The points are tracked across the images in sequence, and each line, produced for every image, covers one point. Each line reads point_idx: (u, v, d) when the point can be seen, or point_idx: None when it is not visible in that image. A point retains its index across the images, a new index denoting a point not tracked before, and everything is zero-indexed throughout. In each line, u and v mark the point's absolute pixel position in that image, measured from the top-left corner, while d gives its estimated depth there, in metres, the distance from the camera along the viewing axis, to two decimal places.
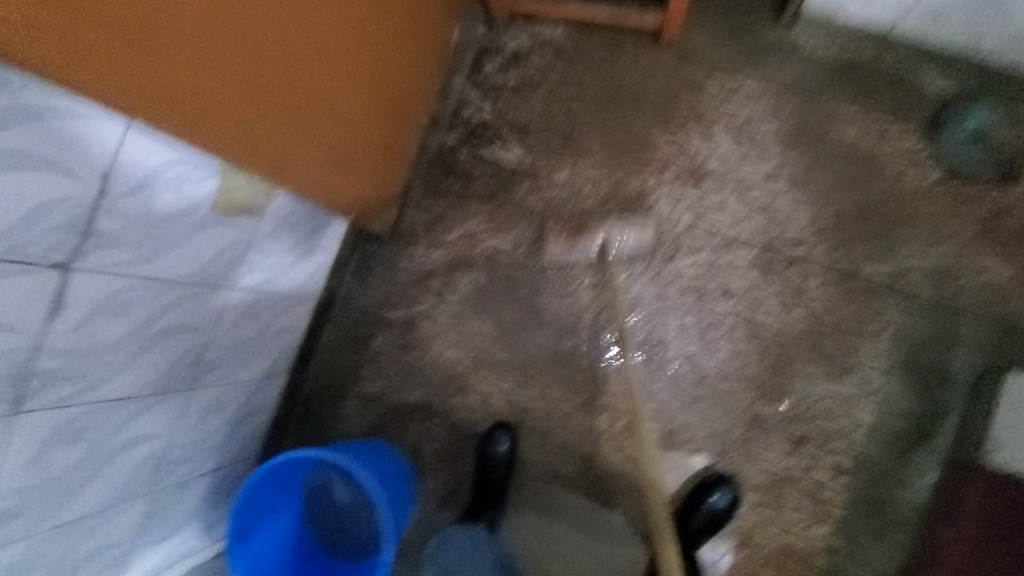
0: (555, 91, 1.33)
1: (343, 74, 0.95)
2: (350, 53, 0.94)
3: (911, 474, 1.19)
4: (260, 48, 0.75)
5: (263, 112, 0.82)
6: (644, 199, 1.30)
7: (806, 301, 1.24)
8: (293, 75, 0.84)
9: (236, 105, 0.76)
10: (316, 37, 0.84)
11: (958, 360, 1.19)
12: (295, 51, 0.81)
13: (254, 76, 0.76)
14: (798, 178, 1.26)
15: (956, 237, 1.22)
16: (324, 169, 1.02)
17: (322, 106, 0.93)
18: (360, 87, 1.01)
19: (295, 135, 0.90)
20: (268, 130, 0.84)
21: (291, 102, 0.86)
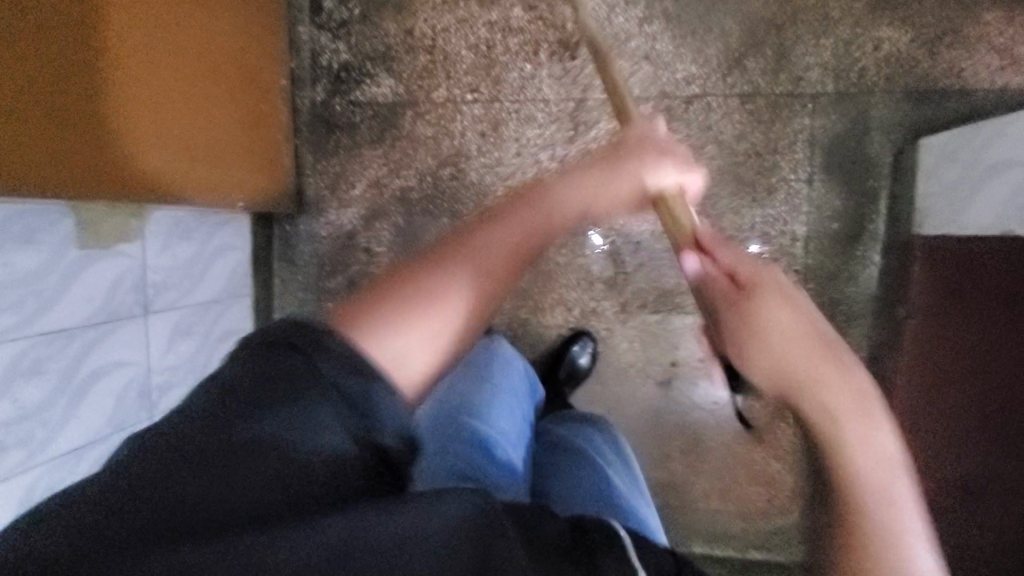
0: (403, 7, 1.26)
1: (149, 60, 0.91)
2: (145, 36, 0.90)
3: (856, 268, 1.19)
4: (28, 80, 0.74)
5: (66, 130, 0.80)
6: (527, 88, 1.25)
7: (714, 136, 1.21)
8: (83, 82, 0.81)
9: (37, 143, 0.76)
10: (88, 31, 0.81)
11: (876, 144, 1.16)
12: (67, 60, 0.79)
13: (36, 106, 0.76)
14: (672, 12, 1.19)
15: (846, 18, 1.15)
16: (189, 165, 1.00)
17: (142, 101, 0.91)
18: (181, 65, 0.97)
19: (126, 141, 0.89)
20: (88, 146, 0.83)
21: (97, 112, 0.84)
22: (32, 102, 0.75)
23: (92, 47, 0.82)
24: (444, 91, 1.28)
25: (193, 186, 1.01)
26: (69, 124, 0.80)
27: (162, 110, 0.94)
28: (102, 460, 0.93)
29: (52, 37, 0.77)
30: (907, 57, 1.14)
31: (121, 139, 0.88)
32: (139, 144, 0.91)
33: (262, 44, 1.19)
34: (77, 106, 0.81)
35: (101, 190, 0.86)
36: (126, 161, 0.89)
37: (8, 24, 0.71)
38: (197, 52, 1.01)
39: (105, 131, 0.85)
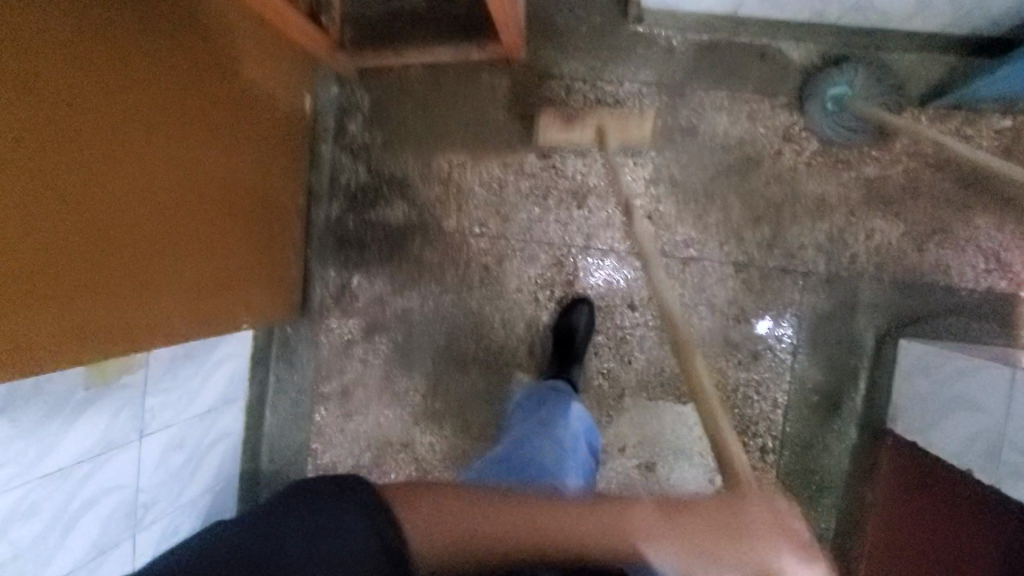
0: (424, 139, 1.32)
1: (177, 209, 0.96)
2: (176, 189, 0.95)
3: (833, 441, 1.23)
4: (74, 253, 0.80)
5: (97, 291, 0.84)
6: (533, 229, 1.30)
7: (707, 299, 1.25)
8: (121, 244, 0.87)
9: (74, 310, 0.81)
10: (126, 198, 0.86)
11: (860, 326, 1.21)
12: (109, 227, 0.84)
13: (77, 275, 0.81)
14: (678, 178, 1.24)
15: (842, 206, 1.20)
16: (201, 299, 1.05)
17: (166, 249, 0.96)
18: (205, 206, 1.03)
19: (148, 289, 0.93)
20: (114, 301, 0.87)
21: (129, 268, 0.89)
22: (70, 272, 0.80)
23: (128, 210, 0.87)
24: (454, 222, 1.33)
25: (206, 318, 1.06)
26: (99, 286, 0.84)
27: (183, 252, 0.99)
28: None
29: (101, 210, 0.82)
30: (897, 249, 1.19)
31: (144, 288, 0.92)
32: (159, 290, 0.96)
33: (285, 165, 1.25)
34: (108, 267, 0.85)
35: (121, 341, 0.90)
36: (147, 308, 0.94)
37: (58, 211, 0.76)
38: (221, 191, 1.06)
39: (130, 283, 0.90)
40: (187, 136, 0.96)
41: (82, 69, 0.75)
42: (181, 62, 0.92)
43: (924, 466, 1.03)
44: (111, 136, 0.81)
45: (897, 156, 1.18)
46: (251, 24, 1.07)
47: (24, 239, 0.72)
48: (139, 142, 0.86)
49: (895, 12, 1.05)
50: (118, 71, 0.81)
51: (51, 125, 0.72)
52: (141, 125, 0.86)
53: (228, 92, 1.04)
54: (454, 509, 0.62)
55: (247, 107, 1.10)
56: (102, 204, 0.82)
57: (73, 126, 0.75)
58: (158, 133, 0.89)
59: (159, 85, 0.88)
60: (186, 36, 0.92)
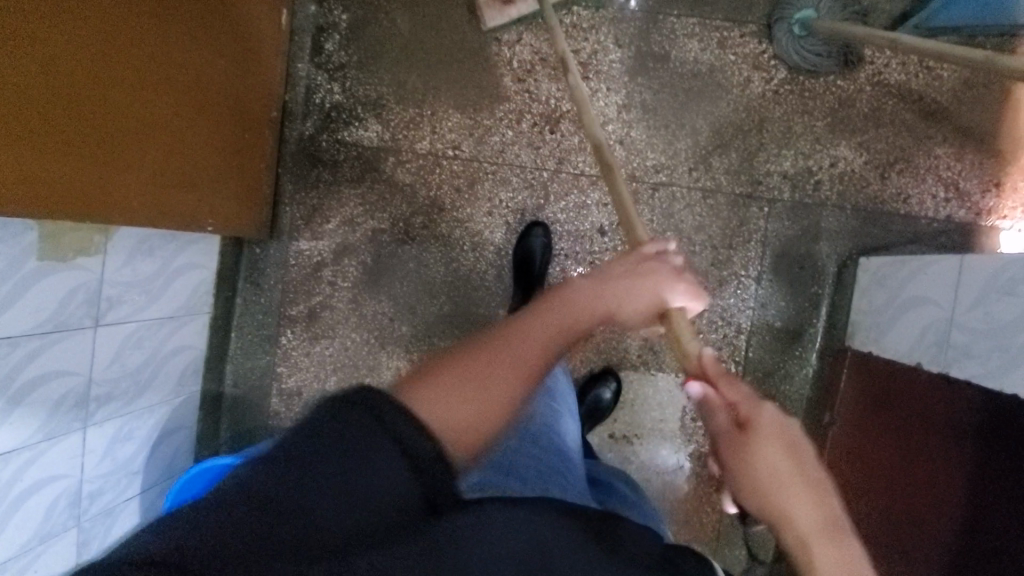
0: (399, 61, 1.33)
1: (133, 80, 0.92)
2: (131, 56, 0.90)
3: (793, 368, 1.25)
4: (48, 106, 0.79)
5: (39, 146, 0.80)
6: (505, 153, 1.31)
7: (676, 224, 1.26)
8: (93, 111, 0.86)
9: (39, 166, 0.81)
10: (75, 52, 0.81)
11: (823, 253, 1.23)
12: (83, 89, 0.84)
13: (46, 130, 0.80)
14: (649, 104, 1.26)
15: (806, 134, 1.22)
16: (156, 184, 1.01)
17: (119, 122, 0.91)
18: (165, 85, 0.98)
19: (96, 158, 0.89)
20: (59, 162, 0.83)
21: (98, 137, 0.88)
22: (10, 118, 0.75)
23: (77, 65, 0.82)
24: (427, 144, 1.33)
25: (159, 206, 1.02)
26: (41, 141, 0.80)
27: (138, 129, 0.95)
28: (27, 466, 0.94)
29: (76, 70, 0.82)
30: (859, 177, 1.22)
31: (93, 157, 0.88)
32: (109, 163, 0.91)
33: (251, 66, 1.21)
34: (77, 131, 0.85)
35: (76, 210, 0.88)
36: (95, 179, 0.90)
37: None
38: (182, 73, 1.01)
39: (79, 148, 0.86)
40: (161, 16, 0.94)
41: None
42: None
43: (874, 370, 1.07)
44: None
45: (860, 84, 1.21)
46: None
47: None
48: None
49: None
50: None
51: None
52: None
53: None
54: (430, 383, 0.53)
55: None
56: (79, 64, 0.82)
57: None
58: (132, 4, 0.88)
59: None
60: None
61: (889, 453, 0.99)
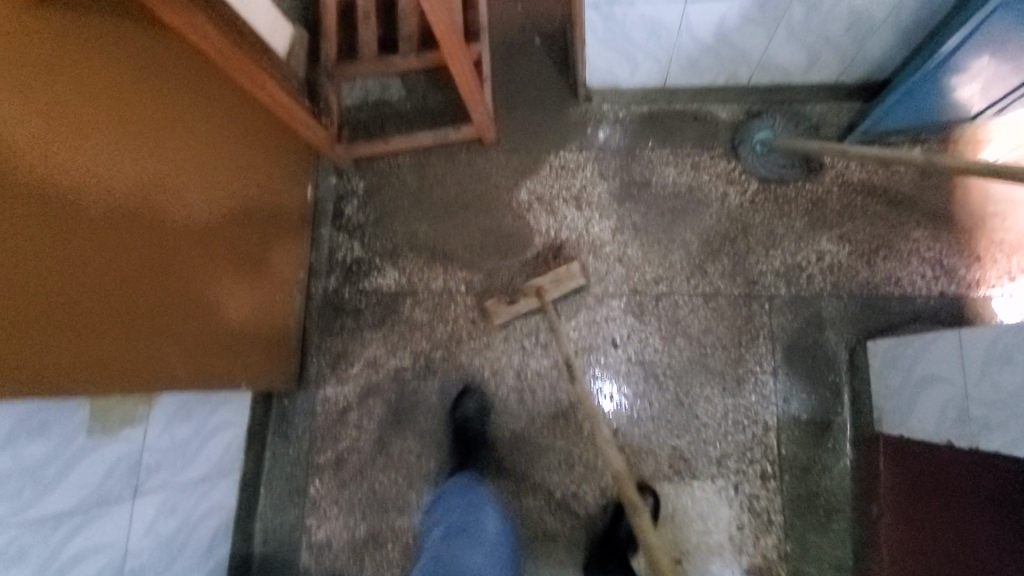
0: (411, 213, 1.48)
1: (184, 254, 1.01)
2: (153, 221, 0.93)
3: (830, 460, 1.23)
4: (119, 288, 0.87)
5: (71, 317, 0.79)
6: (515, 282, 1.41)
7: (683, 329, 1.32)
8: (154, 288, 0.95)
9: (110, 344, 0.87)
10: (141, 231, 0.91)
11: (832, 341, 1.27)
12: (147, 269, 0.93)
13: (117, 311, 0.87)
14: (639, 225, 1.38)
15: (789, 234, 1.32)
16: (172, 346, 1.00)
17: (142, 287, 0.92)
18: (182, 249, 1.01)
19: (120, 325, 0.88)
20: (125, 334, 0.89)
21: (156, 310, 0.96)
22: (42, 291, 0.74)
23: (107, 236, 0.84)
24: (441, 283, 1.44)
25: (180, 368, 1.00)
26: (72, 315, 0.79)
27: (186, 293, 1.03)
28: None
29: (142, 252, 0.91)
30: (848, 267, 1.29)
31: (122, 325, 0.88)
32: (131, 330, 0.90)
33: (263, 227, 1.28)
34: (141, 309, 0.92)
35: (139, 381, 0.93)
36: (120, 346, 0.88)
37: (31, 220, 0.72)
38: (208, 235, 1.08)
39: (143, 315, 0.93)
40: (205, 198, 1.07)
41: (136, 133, 0.89)
42: (156, 100, 0.93)
43: (914, 453, 1.05)
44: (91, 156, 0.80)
45: (829, 185, 1.33)
46: (226, 86, 1.12)
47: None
48: (152, 181, 0.93)
49: (794, 70, 1.25)
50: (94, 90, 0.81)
51: (26, 127, 0.70)
52: (174, 183, 0.98)
53: (227, 156, 1.14)
54: None
55: (222, 159, 1.12)
56: (145, 247, 0.92)
57: (51, 132, 0.74)
58: (184, 192, 1.01)
59: (188, 152, 1.01)
60: (163, 78, 0.95)
61: (943, 535, 0.95)
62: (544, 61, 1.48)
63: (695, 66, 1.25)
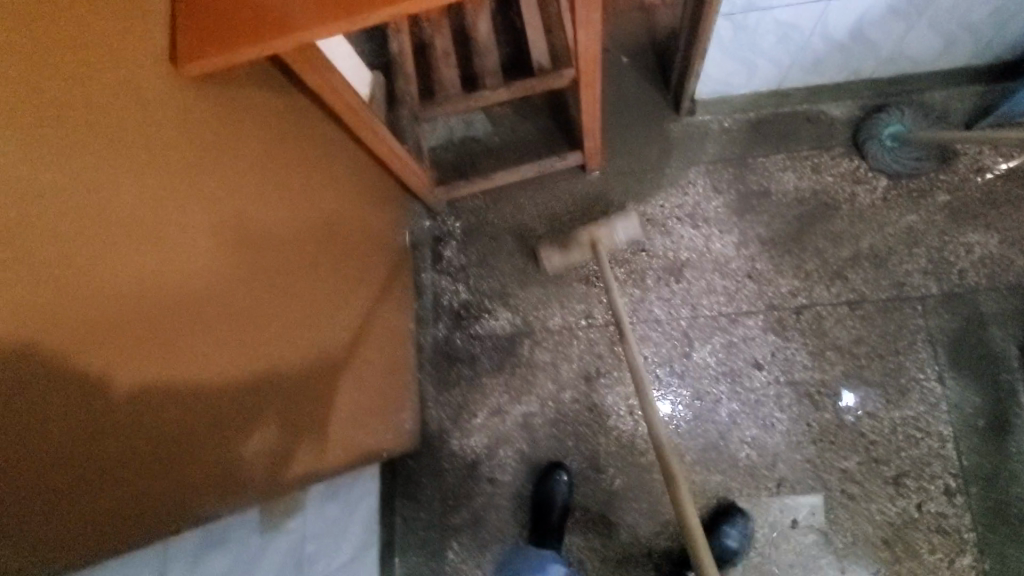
0: (516, 249, 1.41)
1: (317, 321, 0.96)
2: (288, 289, 0.88)
3: (1018, 466, 1.15)
4: (267, 364, 0.82)
5: (226, 399, 0.74)
6: (639, 310, 1.33)
7: (832, 342, 1.24)
8: (295, 360, 0.90)
9: (256, 423, 0.81)
10: (281, 301, 0.86)
11: (997, 339, 1.19)
12: (289, 341, 0.88)
13: (263, 389, 0.82)
14: (765, 236, 1.31)
15: (930, 229, 1.25)
16: (313, 407, 0.95)
17: (287, 350, 0.88)
18: (315, 316, 0.96)
19: (267, 397, 0.83)
20: (269, 410, 0.84)
21: (296, 383, 0.90)
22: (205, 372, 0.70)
23: (257, 303, 0.80)
24: (560, 319, 1.36)
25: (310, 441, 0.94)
26: (227, 396, 0.74)
27: (318, 363, 0.97)
28: None
29: (284, 322, 0.86)
30: (1002, 257, 1.22)
31: (267, 401, 0.83)
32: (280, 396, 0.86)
33: (376, 274, 1.23)
34: (284, 382, 0.87)
35: (277, 459, 0.87)
36: (262, 423, 0.82)
37: (196, 297, 0.68)
38: (333, 300, 1.03)
39: (286, 389, 0.87)
40: (327, 260, 1.02)
41: (272, 200, 0.85)
42: (288, 155, 0.90)
43: None
44: (241, 219, 0.77)
45: (964, 174, 1.26)
46: (345, 137, 1.09)
47: (163, 332, 0.63)
48: (287, 247, 0.89)
49: (924, 58, 1.19)
50: (240, 151, 0.78)
51: (186, 201, 0.67)
52: (302, 247, 0.93)
53: (343, 216, 1.09)
54: None
55: (340, 218, 1.08)
56: (285, 317, 0.87)
57: (205, 203, 0.70)
58: (311, 256, 0.96)
59: (313, 214, 0.98)
60: (293, 131, 0.92)
61: None
62: (636, 77, 1.42)
63: (819, 67, 1.19)
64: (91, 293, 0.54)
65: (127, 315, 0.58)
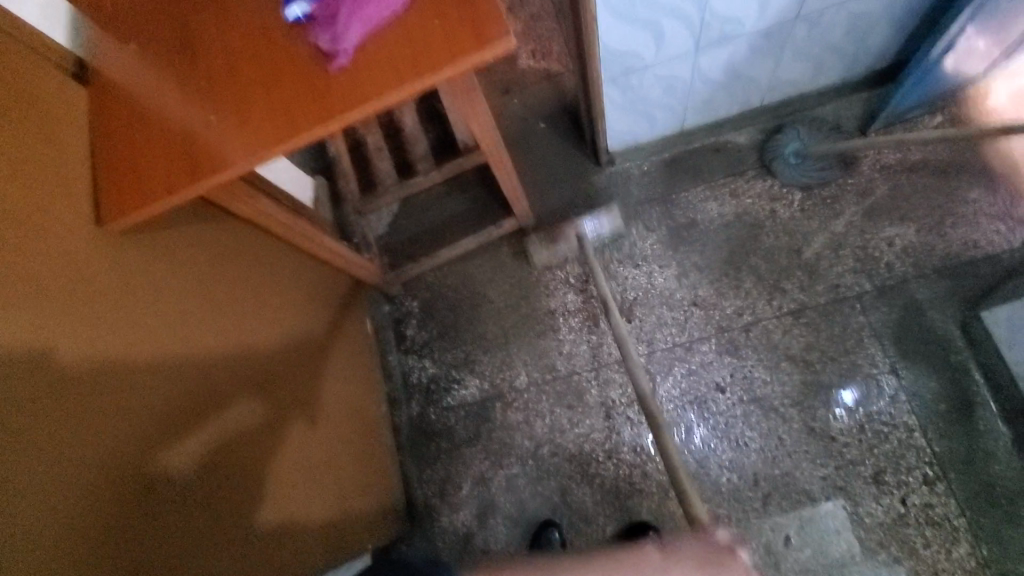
0: (473, 317, 1.47)
1: (282, 424, 1.00)
2: (247, 400, 0.92)
3: (988, 442, 1.16)
4: (235, 476, 0.84)
5: (196, 520, 0.76)
6: (598, 355, 1.38)
7: (784, 353, 1.28)
8: (265, 466, 0.92)
9: (234, 537, 0.82)
10: (240, 412, 0.89)
11: (938, 321, 1.24)
12: (255, 449, 0.91)
13: (236, 501, 0.84)
14: (701, 264, 1.38)
15: (850, 230, 1.32)
16: (295, 506, 0.97)
17: (254, 459, 0.90)
18: (279, 419, 0.99)
19: (242, 508, 0.84)
20: (247, 522, 0.85)
21: (272, 489, 0.92)
22: (167, 498, 0.72)
23: (213, 422, 0.83)
24: (525, 377, 1.40)
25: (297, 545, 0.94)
26: (196, 518, 0.76)
27: (292, 464, 0.99)
28: None
29: (246, 432, 0.89)
30: (923, 245, 1.28)
31: (242, 513, 0.84)
32: (255, 503, 0.88)
33: (337, 367, 1.26)
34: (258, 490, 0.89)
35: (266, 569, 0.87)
36: (241, 536, 0.83)
37: (148, 430, 0.71)
38: (297, 400, 1.06)
39: (262, 497, 0.89)
40: (287, 364, 1.07)
41: (220, 319, 0.90)
42: (228, 273, 0.96)
43: None
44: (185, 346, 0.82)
45: (869, 175, 1.34)
46: (285, 247, 1.16)
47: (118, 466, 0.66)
48: (241, 359, 0.93)
49: (803, 81, 1.30)
50: (177, 282, 0.83)
51: (122, 341, 0.71)
52: (257, 356, 0.98)
53: (297, 319, 1.15)
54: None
55: (294, 322, 1.14)
56: (246, 427, 0.90)
57: (149, 338, 0.75)
58: (268, 363, 1.01)
59: (264, 324, 1.03)
60: (229, 253, 0.98)
61: None
62: (556, 140, 1.52)
63: (710, 105, 1.30)
64: (32, 446, 0.57)
65: (70, 463, 0.61)
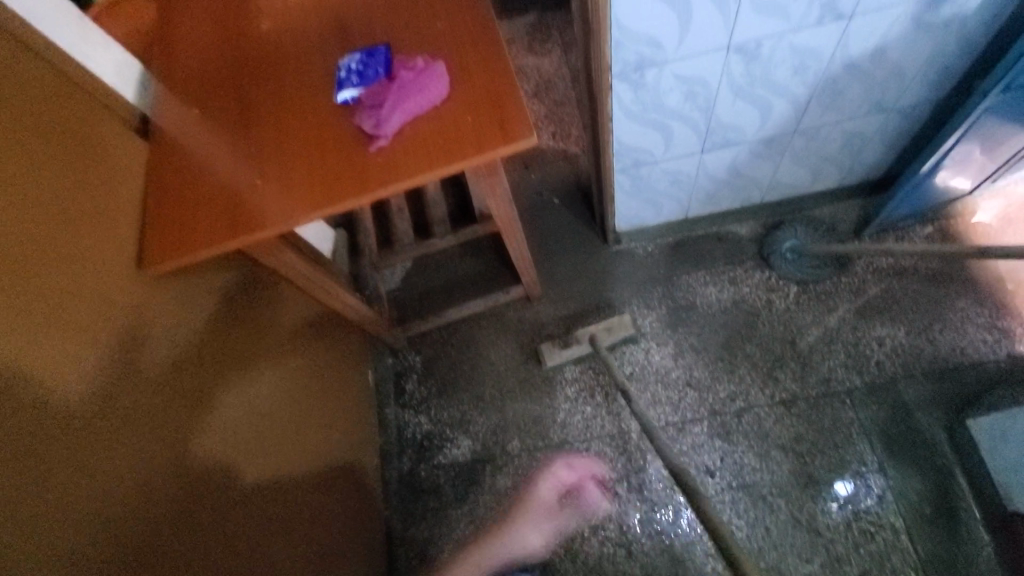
0: (473, 378, 1.50)
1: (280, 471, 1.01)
2: (253, 443, 0.94)
3: (972, 551, 1.16)
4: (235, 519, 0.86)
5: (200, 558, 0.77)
6: (592, 427, 1.41)
7: (775, 441, 1.31)
8: (261, 512, 0.93)
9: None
10: (245, 455, 0.92)
11: (925, 423, 1.26)
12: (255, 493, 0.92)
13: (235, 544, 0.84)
14: (697, 346, 1.42)
15: (843, 327, 1.37)
16: (287, 554, 0.97)
17: (253, 507, 0.91)
18: (278, 465, 1.01)
19: (240, 551, 0.85)
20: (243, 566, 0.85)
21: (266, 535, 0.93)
22: (176, 535, 0.73)
23: (219, 463, 0.86)
24: (518, 442, 1.42)
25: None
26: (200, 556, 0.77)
27: (285, 512, 1.00)
28: None
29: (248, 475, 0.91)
30: (912, 347, 1.33)
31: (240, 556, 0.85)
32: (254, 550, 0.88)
33: (336, 419, 1.29)
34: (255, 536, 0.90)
35: None
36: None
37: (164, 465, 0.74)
38: (297, 447, 1.09)
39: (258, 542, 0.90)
40: (290, 411, 1.10)
41: (234, 363, 0.95)
42: (243, 320, 1.01)
43: None
44: (203, 388, 0.85)
45: (862, 276, 1.41)
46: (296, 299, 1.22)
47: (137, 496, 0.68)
48: (250, 403, 0.96)
49: (801, 184, 1.39)
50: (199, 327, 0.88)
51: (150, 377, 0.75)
52: (264, 401, 1.01)
53: (303, 368, 1.19)
54: None
55: (299, 370, 1.17)
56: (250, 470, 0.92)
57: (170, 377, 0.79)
58: (274, 409, 1.04)
59: (273, 371, 1.07)
60: (246, 303, 1.04)
61: None
62: (567, 215, 1.61)
63: (713, 198, 1.38)
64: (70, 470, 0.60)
65: (98, 489, 0.63)
